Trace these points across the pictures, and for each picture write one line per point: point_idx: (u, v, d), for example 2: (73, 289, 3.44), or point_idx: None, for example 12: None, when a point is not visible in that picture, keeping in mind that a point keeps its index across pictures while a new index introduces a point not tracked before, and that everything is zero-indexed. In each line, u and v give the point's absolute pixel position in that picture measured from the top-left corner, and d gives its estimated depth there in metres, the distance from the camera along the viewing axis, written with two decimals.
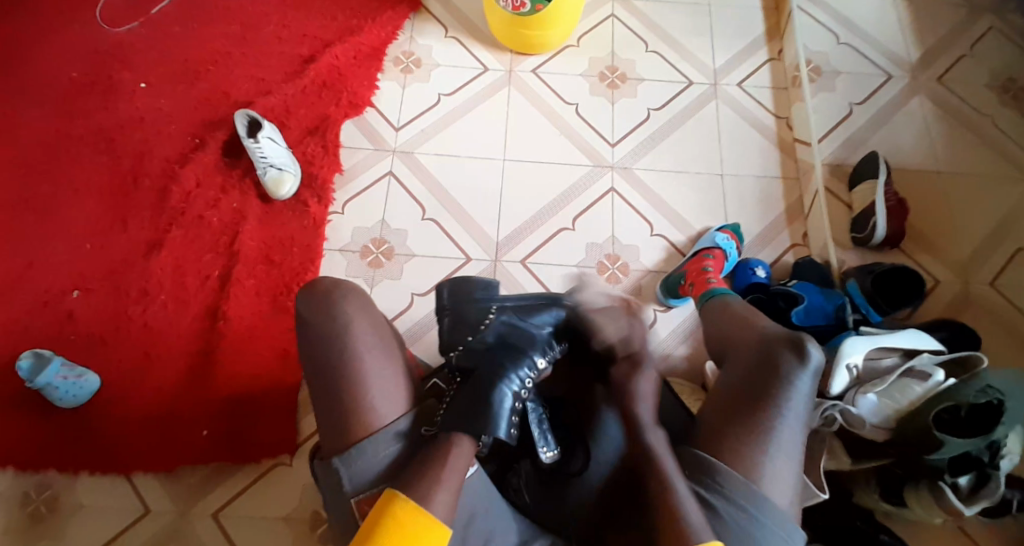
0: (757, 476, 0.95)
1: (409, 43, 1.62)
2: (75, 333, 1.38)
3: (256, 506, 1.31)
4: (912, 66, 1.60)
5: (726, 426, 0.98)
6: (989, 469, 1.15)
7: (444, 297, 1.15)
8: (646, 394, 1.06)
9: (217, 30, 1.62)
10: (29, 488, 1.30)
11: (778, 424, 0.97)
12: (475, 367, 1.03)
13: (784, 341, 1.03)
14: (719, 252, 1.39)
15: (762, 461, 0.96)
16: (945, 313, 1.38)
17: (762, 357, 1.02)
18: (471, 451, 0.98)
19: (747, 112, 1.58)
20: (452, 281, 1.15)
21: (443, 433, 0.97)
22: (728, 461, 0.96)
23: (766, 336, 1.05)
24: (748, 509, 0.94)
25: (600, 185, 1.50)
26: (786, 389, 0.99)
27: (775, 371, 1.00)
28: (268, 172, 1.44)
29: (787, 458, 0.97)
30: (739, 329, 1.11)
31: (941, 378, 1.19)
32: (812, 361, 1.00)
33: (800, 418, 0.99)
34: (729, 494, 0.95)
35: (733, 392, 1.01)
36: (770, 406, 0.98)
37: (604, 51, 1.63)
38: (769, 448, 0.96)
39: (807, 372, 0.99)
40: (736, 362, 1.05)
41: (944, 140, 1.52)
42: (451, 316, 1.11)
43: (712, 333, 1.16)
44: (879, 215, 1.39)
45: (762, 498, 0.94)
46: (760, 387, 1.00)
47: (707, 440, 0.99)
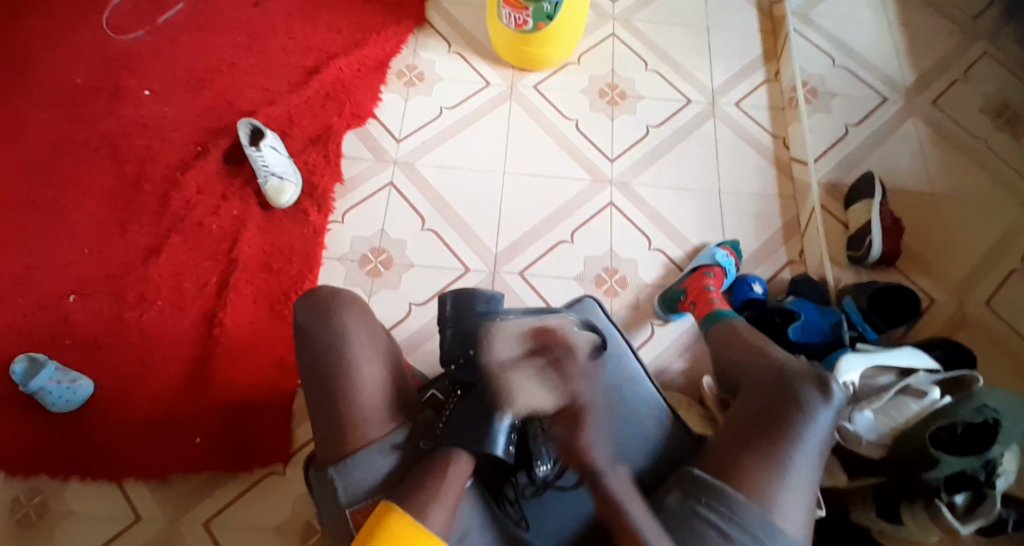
0: (772, 506, 0.95)
1: (412, 56, 1.65)
2: (71, 336, 1.37)
3: (249, 516, 1.29)
4: (907, 89, 1.63)
5: (746, 456, 0.98)
6: (985, 488, 1.15)
7: (448, 309, 1.17)
8: (597, 438, 1.06)
9: (224, 39, 1.63)
10: (20, 493, 1.29)
11: (797, 457, 0.97)
12: (476, 381, 1.05)
13: (806, 375, 1.03)
14: (719, 269, 1.40)
15: (779, 492, 0.96)
16: (940, 331, 1.40)
17: (786, 391, 1.02)
18: (467, 471, 0.97)
19: (745, 131, 1.61)
20: (456, 291, 1.17)
21: (443, 448, 0.98)
22: (744, 489, 0.96)
23: (787, 370, 1.05)
24: (760, 538, 0.94)
25: (599, 200, 1.52)
26: (808, 424, 0.99)
27: (797, 405, 1.00)
28: (269, 181, 1.45)
29: (802, 491, 0.97)
30: (757, 357, 1.11)
31: (937, 397, 1.21)
32: (836, 397, 1.00)
33: (817, 452, 0.99)
34: (743, 523, 0.94)
35: (753, 422, 1.01)
36: (791, 439, 0.98)
37: (604, 69, 1.65)
38: (787, 480, 0.96)
39: (831, 407, 0.99)
40: (755, 393, 1.05)
41: (938, 162, 1.55)
42: (454, 329, 1.14)
43: (725, 362, 1.15)
44: (874, 234, 1.41)
45: (775, 529, 0.94)
46: (782, 419, 0.99)
47: (726, 468, 0.98)
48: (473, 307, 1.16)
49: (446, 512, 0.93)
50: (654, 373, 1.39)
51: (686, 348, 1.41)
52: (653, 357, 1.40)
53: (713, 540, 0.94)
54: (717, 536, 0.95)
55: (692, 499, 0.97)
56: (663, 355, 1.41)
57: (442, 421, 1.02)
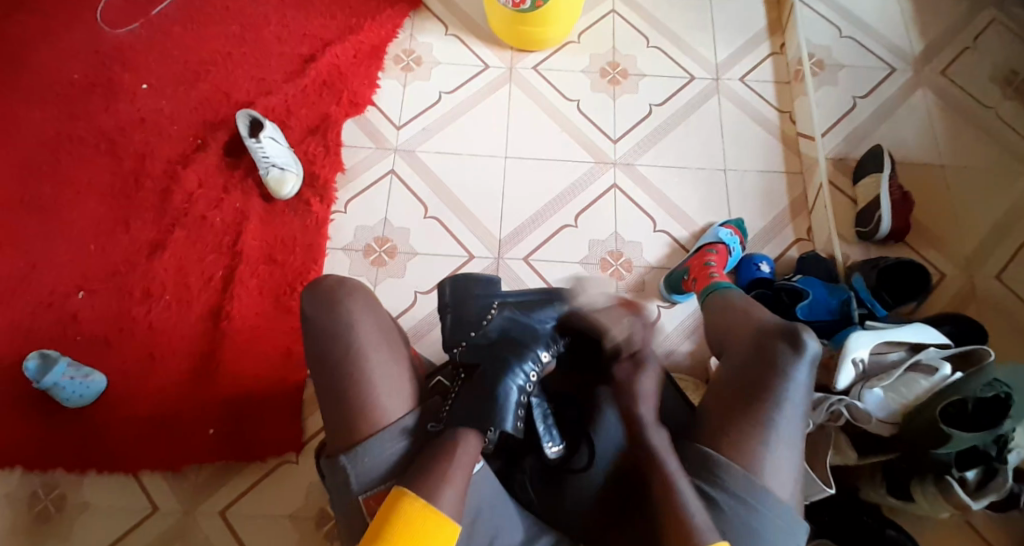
0: (757, 468, 0.95)
1: (409, 41, 1.62)
2: (80, 333, 1.39)
3: (262, 505, 1.30)
4: (914, 59, 1.59)
5: (727, 421, 0.98)
6: (996, 463, 1.15)
7: (448, 294, 1.15)
8: (647, 392, 1.07)
9: (218, 30, 1.62)
10: (37, 488, 1.31)
11: (777, 416, 0.97)
12: (479, 362, 1.04)
13: (778, 332, 1.03)
14: (722, 247, 1.39)
15: (762, 453, 0.95)
16: (949, 306, 1.38)
17: (761, 350, 1.02)
18: (478, 446, 0.97)
19: (749, 106, 1.58)
20: (453, 279, 1.14)
21: (449, 429, 0.98)
22: (728, 454, 0.96)
23: (762, 328, 1.05)
24: (748, 501, 0.94)
25: (602, 182, 1.50)
26: (785, 381, 0.99)
27: (772, 363, 1.00)
28: (270, 172, 1.44)
29: (785, 450, 0.96)
30: (738, 319, 1.11)
31: (947, 372, 1.19)
32: (809, 351, 1.00)
33: (797, 410, 0.98)
34: (729, 487, 0.94)
35: (732, 386, 1.01)
36: (769, 398, 0.98)
37: (604, 47, 1.62)
38: (770, 439, 0.96)
39: (804, 361, 0.99)
40: (733, 356, 1.05)
41: (948, 133, 1.51)
42: (452, 316, 1.10)
43: (710, 331, 1.15)
44: (884, 210, 1.39)
45: (762, 491, 0.94)
46: (759, 378, 0.99)
47: (710, 434, 0.99)
48: (472, 292, 1.14)
49: (457, 495, 0.92)
50: (661, 356, 1.38)
51: (692, 330, 1.40)
52: (660, 339, 1.40)
53: (703, 508, 0.94)
54: (707, 504, 0.94)
55: (682, 470, 0.98)
56: (669, 337, 1.40)
57: (448, 404, 1.00)
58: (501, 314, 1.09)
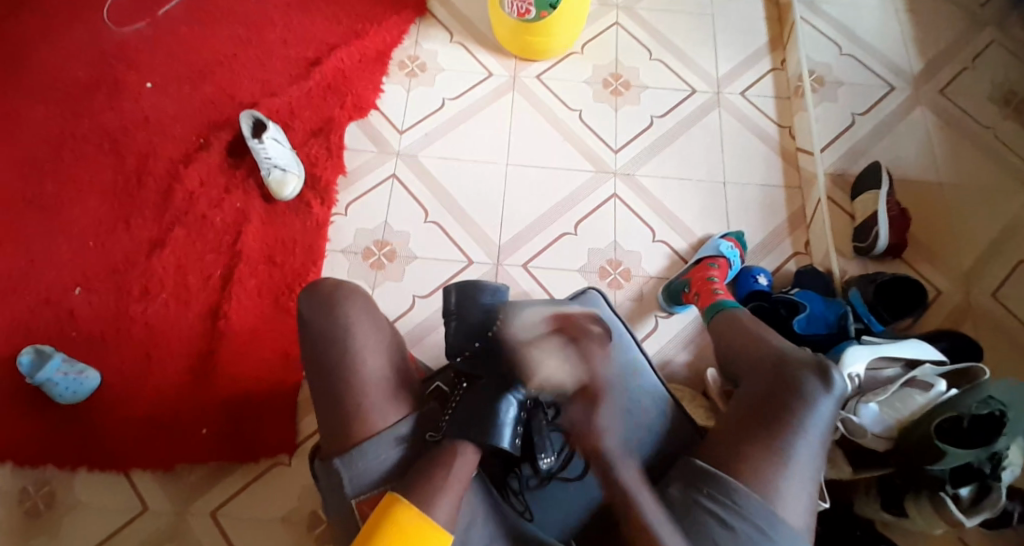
0: (774, 496, 0.95)
1: (414, 47, 1.63)
2: (76, 329, 1.38)
3: (255, 507, 1.30)
4: (913, 77, 1.61)
5: (748, 448, 0.98)
6: (990, 480, 1.14)
7: (452, 301, 1.16)
8: (611, 425, 1.07)
9: (224, 31, 1.63)
10: (27, 485, 1.30)
11: (799, 446, 0.97)
12: (481, 375, 1.06)
13: (806, 365, 1.03)
14: (723, 260, 1.39)
15: (781, 481, 0.95)
16: (945, 322, 1.39)
17: (787, 380, 1.02)
18: (473, 463, 0.97)
19: (750, 120, 1.59)
20: (460, 284, 1.17)
21: (449, 439, 0.98)
22: (746, 480, 0.96)
23: (788, 359, 1.05)
24: (763, 528, 0.93)
25: (603, 191, 1.51)
26: (809, 412, 0.99)
27: (797, 394, 1.00)
28: (272, 172, 1.45)
29: (803, 481, 0.96)
30: (757, 347, 1.10)
31: (943, 389, 1.20)
32: (836, 385, 1.00)
33: (818, 441, 0.98)
34: (745, 513, 0.94)
35: (754, 413, 1.01)
36: (792, 428, 0.98)
37: (607, 59, 1.64)
38: (789, 469, 0.96)
39: (831, 395, 0.99)
40: (756, 384, 1.04)
41: (946, 151, 1.53)
42: (457, 323, 1.14)
43: (728, 355, 1.14)
44: (881, 225, 1.40)
45: (778, 519, 0.94)
46: (783, 408, 0.99)
47: (728, 459, 0.98)
48: (479, 299, 1.16)
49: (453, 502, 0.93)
50: (658, 365, 1.38)
51: (690, 340, 1.41)
52: (657, 349, 1.40)
53: (715, 530, 0.94)
54: (720, 527, 0.94)
55: (695, 492, 0.97)
56: (666, 347, 1.40)
57: (447, 416, 1.01)
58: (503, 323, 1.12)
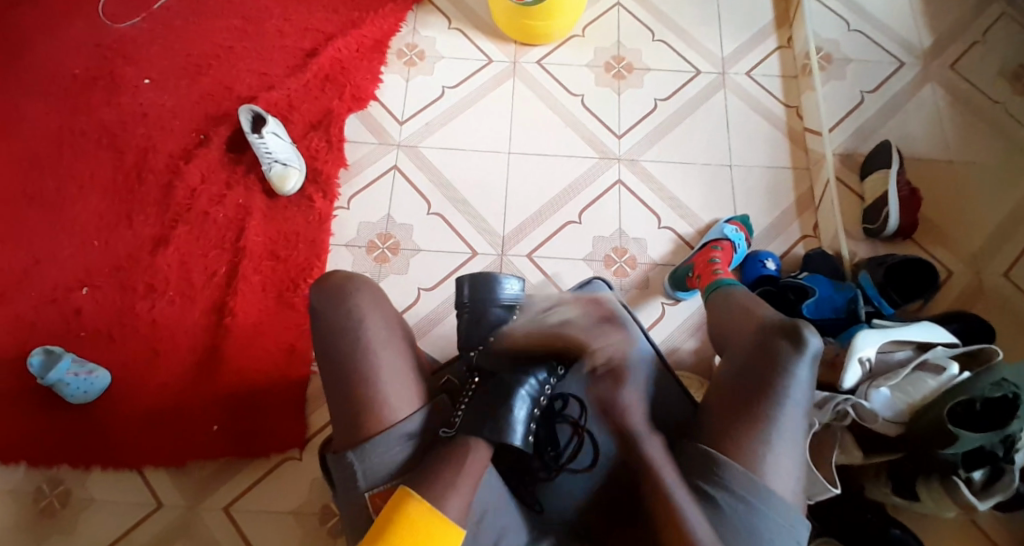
0: (758, 467, 0.94)
1: (412, 34, 1.61)
2: (83, 329, 1.38)
3: (266, 501, 1.31)
4: (923, 53, 1.57)
5: (728, 419, 0.97)
6: (1003, 463, 1.15)
7: (465, 292, 1.16)
8: (635, 403, 1.07)
9: (220, 24, 1.61)
10: (42, 484, 1.31)
11: (777, 415, 0.95)
12: (495, 370, 1.06)
13: (779, 329, 1.01)
14: (727, 243, 1.38)
15: (762, 452, 0.94)
16: (956, 303, 1.37)
17: (763, 348, 1.00)
18: (485, 461, 0.96)
19: (756, 101, 1.56)
20: (472, 277, 1.15)
21: (460, 437, 0.97)
22: (729, 453, 0.95)
23: (765, 326, 1.03)
24: (749, 500, 0.93)
25: (607, 177, 1.49)
26: (785, 379, 0.97)
27: (772, 360, 0.98)
28: (272, 167, 1.43)
29: (785, 451, 0.95)
30: (741, 318, 1.09)
31: (956, 372, 1.18)
32: (811, 347, 0.98)
33: (798, 409, 0.96)
34: (729, 486, 0.93)
35: (732, 384, 0.99)
36: (769, 396, 0.96)
37: (609, 41, 1.61)
38: (770, 438, 0.95)
39: (805, 359, 0.97)
40: (736, 354, 1.03)
41: (957, 129, 1.50)
42: (471, 318, 1.14)
43: (715, 328, 1.13)
44: (891, 206, 1.37)
45: (764, 490, 0.93)
46: (759, 376, 0.98)
47: (711, 432, 0.98)
48: (492, 293, 1.15)
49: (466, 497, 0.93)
50: (665, 353, 1.37)
51: (696, 327, 1.39)
52: (664, 337, 1.39)
53: (704, 508, 0.94)
54: (705, 502, 0.94)
55: (685, 469, 0.97)
56: (673, 334, 1.39)
57: (458, 410, 1.02)
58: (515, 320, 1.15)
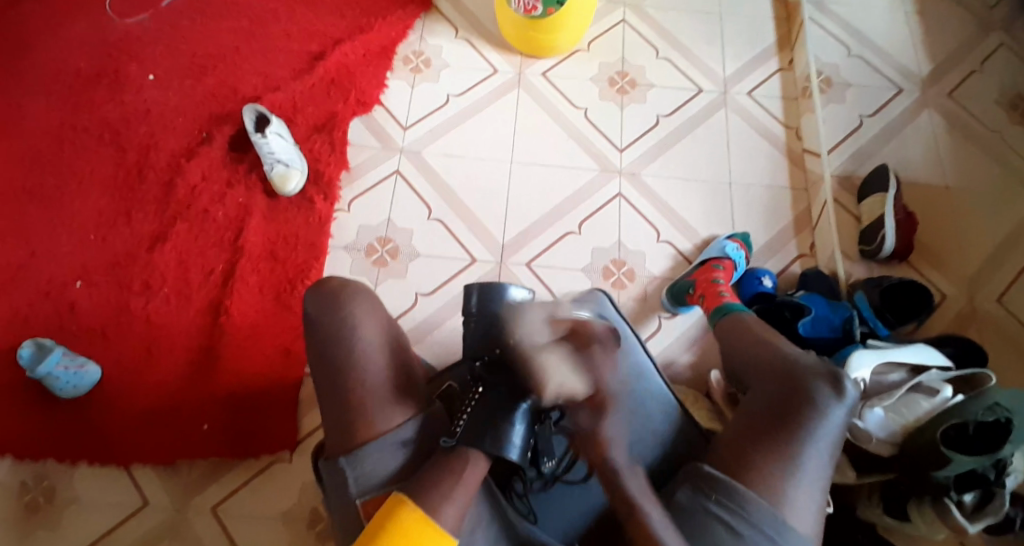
0: (782, 502, 0.94)
1: (418, 42, 1.62)
2: (76, 323, 1.37)
3: (254, 504, 1.29)
4: (921, 80, 1.60)
5: (758, 454, 0.97)
6: (994, 487, 1.14)
7: (474, 303, 1.09)
8: (618, 437, 1.00)
9: (227, 25, 1.61)
10: (26, 479, 1.29)
11: (808, 455, 0.96)
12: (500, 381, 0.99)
13: (818, 372, 1.02)
14: (728, 262, 1.38)
15: (792, 489, 0.95)
16: (950, 326, 1.39)
17: (799, 388, 1.01)
18: (483, 472, 0.95)
19: (756, 121, 1.58)
20: (480, 286, 1.09)
21: (460, 447, 0.95)
22: (755, 487, 0.95)
23: (798, 365, 1.04)
24: (770, 535, 0.93)
25: (607, 190, 1.50)
26: (820, 421, 0.98)
27: (809, 402, 0.99)
28: (274, 168, 1.43)
29: (814, 490, 0.96)
30: (767, 353, 1.09)
31: (948, 395, 1.19)
32: (848, 395, 1.00)
33: (829, 450, 0.98)
34: (754, 521, 0.93)
35: (764, 420, 1.00)
36: (802, 437, 0.97)
37: (614, 56, 1.63)
38: (797, 476, 0.95)
39: (844, 406, 0.98)
40: (765, 389, 1.03)
41: (953, 155, 1.52)
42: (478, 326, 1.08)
43: (734, 357, 1.13)
44: (887, 228, 1.39)
45: (786, 526, 0.93)
46: (793, 416, 0.99)
47: (738, 464, 0.97)
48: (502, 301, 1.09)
49: (458, 508, 0.91)
50: (661, 366, 1.37)
51: (692, 342, 1.40)
52: (661, 351, 1.39)
53: (723, 536, 0.93)
54: (727, 533, 0.93)
55: (701, 496, 0.96)
56: (669, 348, 1.39)
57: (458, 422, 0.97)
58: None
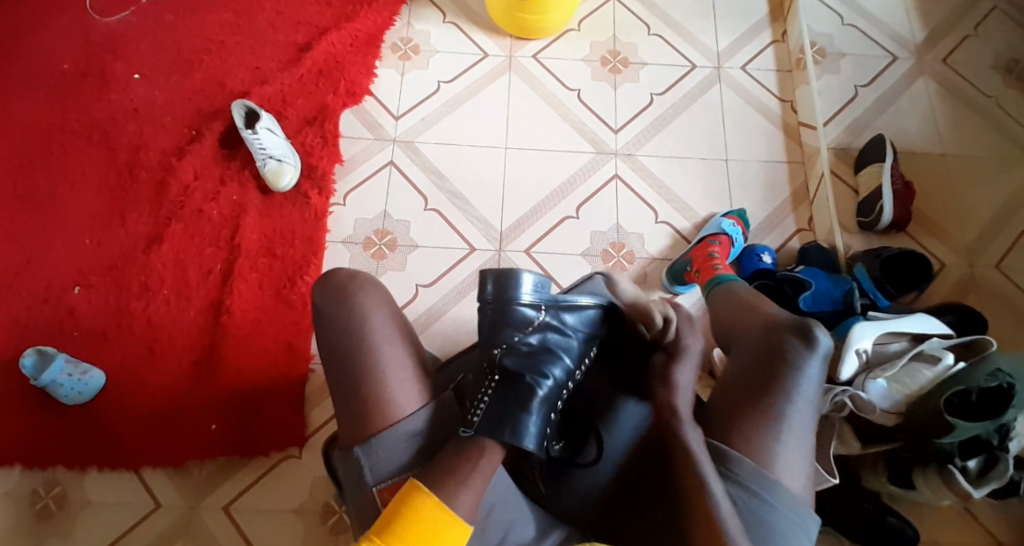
0: (769, 461, 0.96)
1: (406, 29, 1.59)
2: (77, 329, 1.37)
3: (268, 499, 1.30)
4: (916, 47, 1.58)
5: (738, 415, 0.99)
6: (997, 452, 1.17)
7: (489, 291, 1.03)
8: (685, 384, 1.03)
9: (211, 18, 1.58)
10: (38, 486, 1.29)
11: (789, 409, 0.97)
12: (518, 373, 0.99)
13: (790, 328, 1.03)
14: (725, 238, 1.38)
15: (774, 446, 0.96)
16: (949, 295, 1.39)
17: (772, 345, 1.02)
18: (497, 461, 0.95)
19: (751, 95, 1.56)
20: (496, 272, 1.02)
21: (477, 437, 0.95)
22: (739, 448, 0.97)
23: (773, 324, 1.05)
24: (760, 493, 0.94)
25: (603, 172, 1.49)
26: (796, 375, 0.99)
27: (782, 357, 1.00)
28: (267, 164, 1.42)
29: (797, 444, 0.97)
30: (746, 317, 1.11)
31: (951, 362, 1.19)
32: (820, 345, 1.00)
33: (809, 403, 0.99)
34: (740, 480, 0.95)
35: (743, 381, 1.01)
36: (780, 392, 0.98)
37: (605, 35, 1.60)
38: (780, 432, 0.96)
39: (816, 356, 0.99)
40: (744, 350, 1.05)
41: (949, 123, 1.51)
42: (491, 315, 1.03)
43: (716, 324, 1.16)
44: (886, 199, 1.39)
45: (774, 483, 0.95)
46: (769, 373, 1.00)
47: (722, 430, 0.99)
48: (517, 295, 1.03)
49: (481, 484, 0.92)
50: None
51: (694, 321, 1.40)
52: None
53: None
54: None
55: None
56: None
57: (473, 412, 0.98)
58: (543, 320, 1.03)
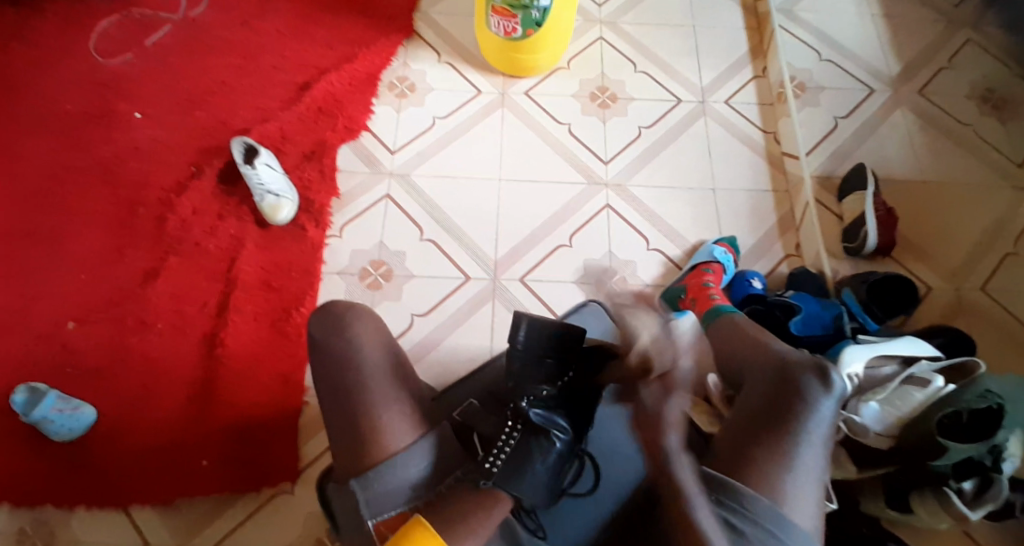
0: (781, 498, 0.95)
1: (403, 68, 1.65)
2: (72, 364, 1.37)
3: (260, 534, 1.28)
4: (893, 80, 1.65)
5: (751, 453, 0.98)
6: (992, 473, 1.15)
7: (520, 337, 1.06)
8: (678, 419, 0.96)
9: (213, 59, 1.63)
10: (26, 525, 1.28)
11: (803, 447, 0.98)
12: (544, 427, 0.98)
13: (807, 366, 1.04)
14: (717, 265, 1.41)
15: (788, 483, 0.96)
16: (940, 319, 1.41)
17: (788, 383, 1.03)
18: (504, 511, 0.94)
19: (736, 128, 1.62)
20: (532, 319, 1.07)
21: (491, 484, 0.94)
22: (753, 485, 0.96)
23: (788, 361, 1.06)
24: (771, 530, 0.94)
25: (595, 202, 1.52)
26: (810, 413, 1.00)
27: (798, 396, 1.01)
28: (265, 198, 1.44)
29: (809, 483, 0.97)
30: (754, 352, 1.13)
31: (941, 384, 1.21)
32: (836, 386, 1.02)
33: (821, 443, 0.99)
34: (755, 517, 0.94)
35: (757, 418, 1.01)
36: (794, 431, 0.99)
37: (594, 72, 1.66)
38: (794, 470, 0.97)
39: (834, 397, 1.00)
40: (754, 386, 1.06)
41: (927, 150, 1.56)
42: (518, 362, 1.06)
43: (726, 358, 1.17)
44: (869, 226, 1.42)
45: (786, 520, 0.94)
46: (785, 410, 1.00)
47: (737, 465, 0.98)
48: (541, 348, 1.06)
49: (491, 528, 0.92)
50: None
51: None
52: None
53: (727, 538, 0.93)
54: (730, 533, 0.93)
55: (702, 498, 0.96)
56: None
57: (494, 458, 0.96)
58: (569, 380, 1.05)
